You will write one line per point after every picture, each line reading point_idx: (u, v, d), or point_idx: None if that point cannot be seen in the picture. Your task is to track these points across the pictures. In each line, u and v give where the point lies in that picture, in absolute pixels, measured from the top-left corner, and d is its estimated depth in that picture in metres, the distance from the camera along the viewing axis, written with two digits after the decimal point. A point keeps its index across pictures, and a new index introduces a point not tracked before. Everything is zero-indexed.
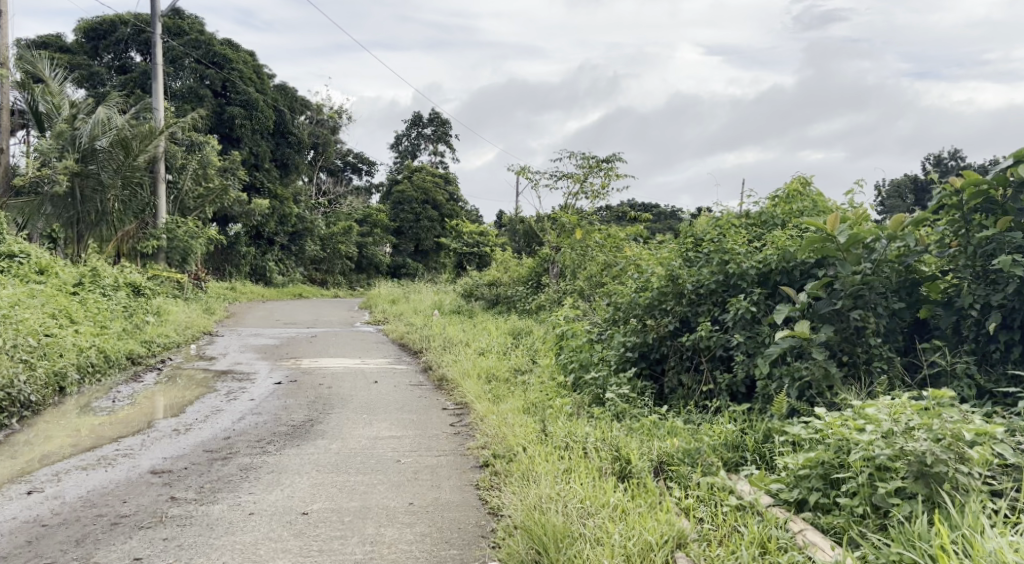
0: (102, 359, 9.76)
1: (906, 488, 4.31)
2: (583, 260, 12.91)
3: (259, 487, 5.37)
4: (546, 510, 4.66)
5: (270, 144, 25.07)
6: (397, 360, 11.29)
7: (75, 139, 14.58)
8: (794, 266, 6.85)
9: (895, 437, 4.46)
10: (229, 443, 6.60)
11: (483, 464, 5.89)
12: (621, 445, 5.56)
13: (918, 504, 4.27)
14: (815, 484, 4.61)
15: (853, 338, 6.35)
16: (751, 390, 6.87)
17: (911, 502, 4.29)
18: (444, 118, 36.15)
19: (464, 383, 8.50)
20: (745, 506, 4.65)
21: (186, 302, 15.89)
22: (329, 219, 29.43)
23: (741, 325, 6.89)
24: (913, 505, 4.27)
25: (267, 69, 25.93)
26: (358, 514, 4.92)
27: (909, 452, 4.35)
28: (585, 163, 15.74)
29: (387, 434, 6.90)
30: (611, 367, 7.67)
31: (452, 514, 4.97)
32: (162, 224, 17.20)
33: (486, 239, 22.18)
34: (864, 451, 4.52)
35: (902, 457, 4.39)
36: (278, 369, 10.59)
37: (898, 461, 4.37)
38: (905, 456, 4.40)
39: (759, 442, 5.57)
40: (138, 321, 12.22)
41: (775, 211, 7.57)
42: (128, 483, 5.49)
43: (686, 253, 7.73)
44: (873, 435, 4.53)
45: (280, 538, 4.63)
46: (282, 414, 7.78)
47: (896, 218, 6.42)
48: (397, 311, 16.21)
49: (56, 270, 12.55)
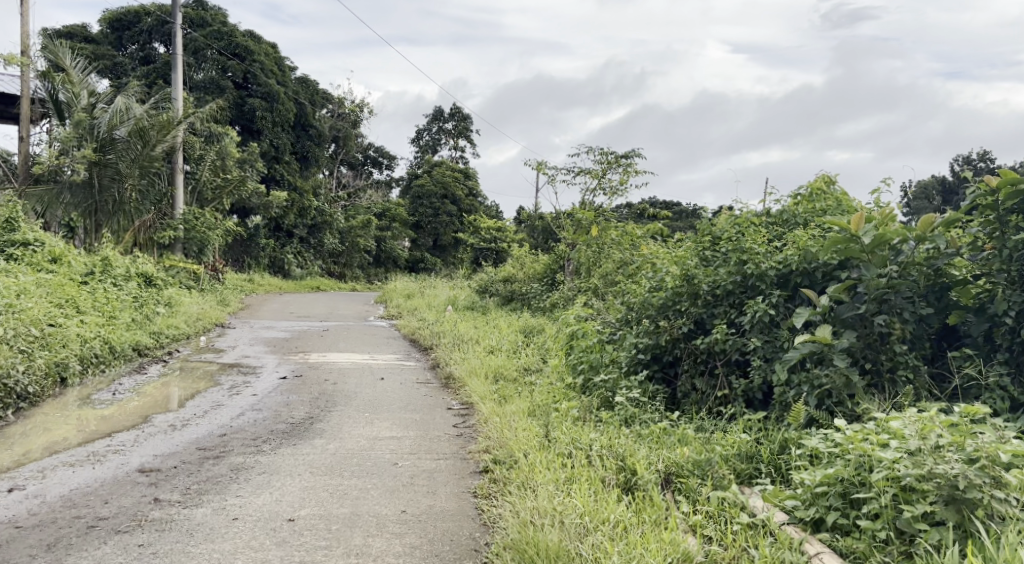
0: (106, 350, 9.57)
1: (933, 513, 4.00)
2: (598, 257, 12.90)
3: (247, 490, 5.14)
4: (544, 526, 4.39)
5: (291, 137, 24.92)
6: (406, 357, 11.05)
7: (94, 128, 14.51)
8: (816, 267, 6.52)
9: (922, 456, 4.15)
10: (224, 441, 6.36)
11: (483, 469, 5.63)
12: (628, 454, 5.28)
13: (947, 531, 3.97)
14: (833, 503, 4.31)
15: (876, 344, 6.03)
16: (768, 397, 6.58)
17: (940, 529, 3.98)
18: (465, 113, 35.91)
19: (471, 382, 8.26)
20: (757, 524, 4.35)
21: (200, 294, 15.70)
22: (349, 213, 29.26)
23: (759, 328, 6.60)
24: (942, 532, 3.96)
25: (289, 62, 25.77)
26: (347, 522, 4.68)
27: (937, 474, 4.04)
28: (604, 158, 15.44)
29: (387, 434, 6.66)
30: (622, 369, 7.41)
31: (445, 524, 4.71)
32: (179, 216, 17.00)
33: (503, 235, 21.93)
34: (887, 470, 4.21)
35: (930, 480, 4.07)
36: (285, 363, 10.36)
37: (926, 484, 4.06)
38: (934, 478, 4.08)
39: (774, 453, 5.28)
40: (148, 313, 12.03)
41: (797, 209, 7.27)
42: (113, 482, 5.26)
43: (702, 251, 7.43)
44: (898, 453, 4.23)
45: (262, 548, 4.41)
46: (282, 411, 7.55)
47: (925, 219, 6.08)
48: (410, 306, 15.94)
49: (68, 259, 12.37)
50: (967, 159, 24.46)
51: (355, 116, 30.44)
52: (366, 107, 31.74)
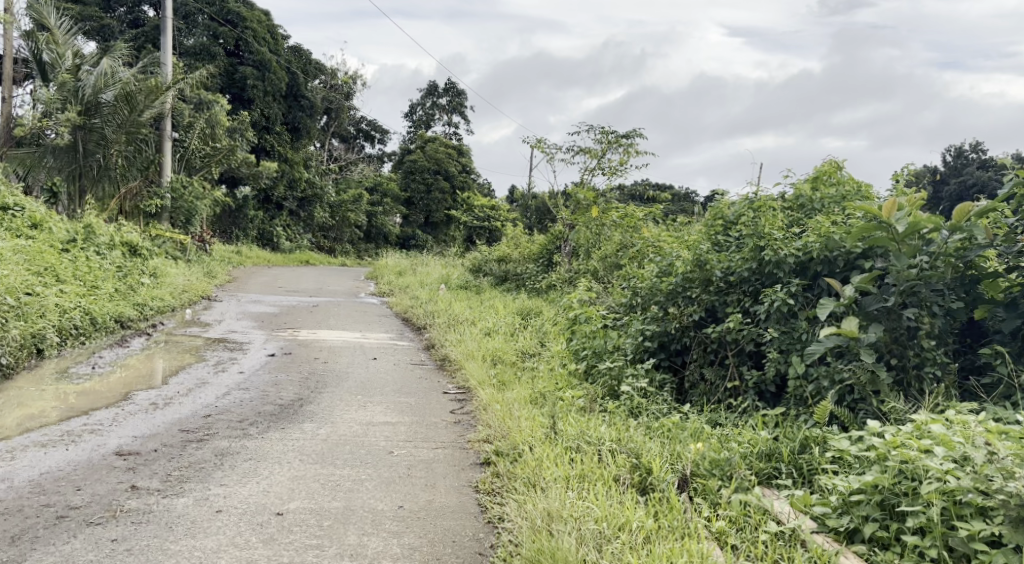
0: (87, 321, 9.14)
1: (992, 533, 3.70)
2: (598, 240, 12.51)
3: (232, 478, 4.77)
4: (557, 534, 4.07)
5: (282, 107, 24.38)
6: (399, 336, 10.68)
7: (78, 90, 13.88)
8: (837, 255, 6.17)
9: (982, 471, 3.83)
10: (208, 423, 5.97)
11: (484, 462, 5.29)
12: (641, 452, 4.93)
13: (1012, 554, 3.65)
14: (872, 514, 4.02)
15: (903, 339, 5.72)
16: (781, 389, 6.26)
17: (1005, 552, 3.67)
18: (460, 88, 35.34)
19: (468, 365, 7.92)
20: (786, 533, 4.07)
21: (186, 265, 15.25)
22: (340, 187, 28.78)
23: (776, 318, 6.25)
24: (1007, 555, 3.64)
25: (282, 30, 25.17)
26: (340, 518, 4.33)
27: (1000, 492, 3.71)
28: (604, 138, 15.04)
29: (380, 420, 6.29)
30: (628, 357, 7.06)
31: (447, 523, 4.37)
32: (166, 183, 16.50)
33: (497, 214, 21.47)
34: (938, 481, 3.91)
35: (994, 498, 3.75)
36: (274, 340, 9.97)
37: (990, 501, 3.74)
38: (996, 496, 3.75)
39: (795, 452, 4.96)
40: (132, 283, 11.59)
41: (814, 194, 6.93)
42: (88, 466, 4.85)
43: (714, 236, 7.11)
44: (951, 465, 3.92)
45: (248, 546, 4.05)
46: (270, 391, 7.18)
47: (962, 209, 5.73)
48: (402, 284, 15.55)
49: (50, 224, 11.87)
50: (959, 149, 24.08)
51: (348, 88, 29.87)
52: (360, 79, 31.15)
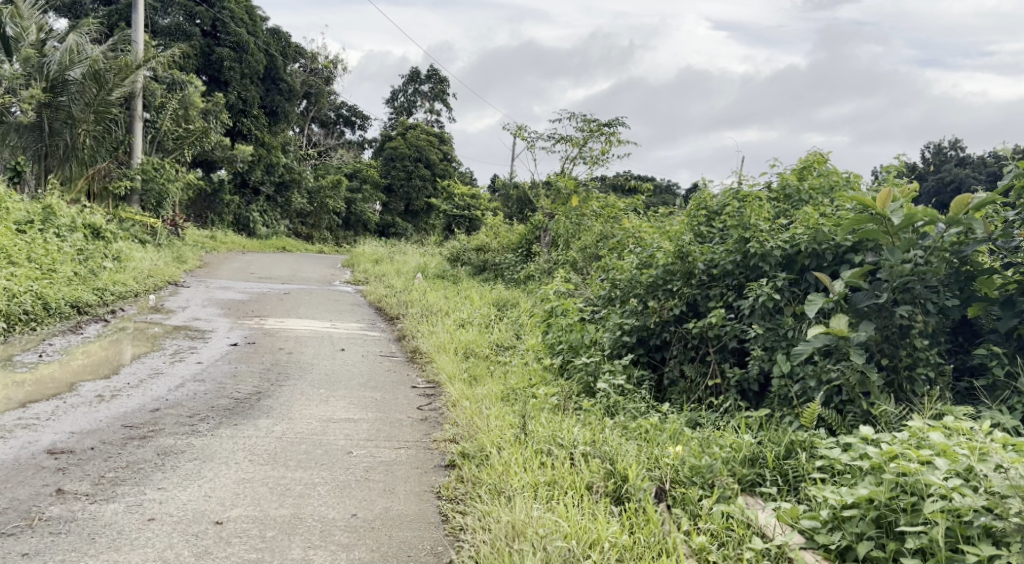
0: (39, 306, 8.68)
1: (1004, 560, 3.40)
2: (578, 230, 12.14)
3: (172, 480, 4.38)
4: (519, 555, 3.77)
5: (260, 90, 23.79)
6: (371, 326, 10.30)
7: (43, 66, 13.43)
8: (826, 248, 5.83)
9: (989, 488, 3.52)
10: (155, 418, 5.53)
11: (449, 464, 4.92)
12: (617, 457, 4.58)
13: None
14: (867, 531, 3.71)
15: (895, 338, 5.41)
16: (765, 388, 5.94)
17: None
18: (442, 75, 34.82)
19: (438, 358, 7.56)
20: (772, 552, 3.77)
21: (155, 249, 14.73)
22: (318, 173, 28.22)
23: (760, 313, 5.91)
24: None
25: (260, 11, 24.57)
26: (285, 529, 4.01)
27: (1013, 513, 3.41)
28: (586, 126, 14.68)
29: (342, 417, 5.89)
30: (604, 352, 6.71)
31: (402, 534, 4.06)
32: (137, 164, 15.88)
33: (477, 203, 21.02)
34: (943, 499, 3.60)
35: (1006, 521, 3.44)
36: (238, 329, 9.54)
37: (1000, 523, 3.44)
38: (1008, 517, 3.45)
39: (780, 458, 4.64)
40: (93, 268, 11.10)
41: (801, 185, 6.58)
42: (13, 465, 4.45)
43: (696, 228, 6.78)
44: (958, 481, 3.61)
45: (178, 561, 3.74)
46: (228, 383, 6.78)
47: (959, 200, 5.43)
48: (378, 273, 15.09)
49: (8, 205, 11.33)
50: (938, 146, 23.65)
51: (328, 73, 29.31)
52: (341, 64, 30.56)
